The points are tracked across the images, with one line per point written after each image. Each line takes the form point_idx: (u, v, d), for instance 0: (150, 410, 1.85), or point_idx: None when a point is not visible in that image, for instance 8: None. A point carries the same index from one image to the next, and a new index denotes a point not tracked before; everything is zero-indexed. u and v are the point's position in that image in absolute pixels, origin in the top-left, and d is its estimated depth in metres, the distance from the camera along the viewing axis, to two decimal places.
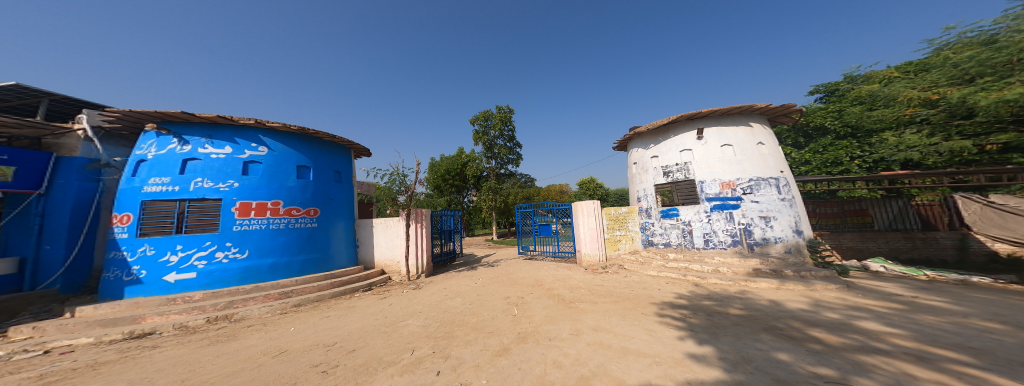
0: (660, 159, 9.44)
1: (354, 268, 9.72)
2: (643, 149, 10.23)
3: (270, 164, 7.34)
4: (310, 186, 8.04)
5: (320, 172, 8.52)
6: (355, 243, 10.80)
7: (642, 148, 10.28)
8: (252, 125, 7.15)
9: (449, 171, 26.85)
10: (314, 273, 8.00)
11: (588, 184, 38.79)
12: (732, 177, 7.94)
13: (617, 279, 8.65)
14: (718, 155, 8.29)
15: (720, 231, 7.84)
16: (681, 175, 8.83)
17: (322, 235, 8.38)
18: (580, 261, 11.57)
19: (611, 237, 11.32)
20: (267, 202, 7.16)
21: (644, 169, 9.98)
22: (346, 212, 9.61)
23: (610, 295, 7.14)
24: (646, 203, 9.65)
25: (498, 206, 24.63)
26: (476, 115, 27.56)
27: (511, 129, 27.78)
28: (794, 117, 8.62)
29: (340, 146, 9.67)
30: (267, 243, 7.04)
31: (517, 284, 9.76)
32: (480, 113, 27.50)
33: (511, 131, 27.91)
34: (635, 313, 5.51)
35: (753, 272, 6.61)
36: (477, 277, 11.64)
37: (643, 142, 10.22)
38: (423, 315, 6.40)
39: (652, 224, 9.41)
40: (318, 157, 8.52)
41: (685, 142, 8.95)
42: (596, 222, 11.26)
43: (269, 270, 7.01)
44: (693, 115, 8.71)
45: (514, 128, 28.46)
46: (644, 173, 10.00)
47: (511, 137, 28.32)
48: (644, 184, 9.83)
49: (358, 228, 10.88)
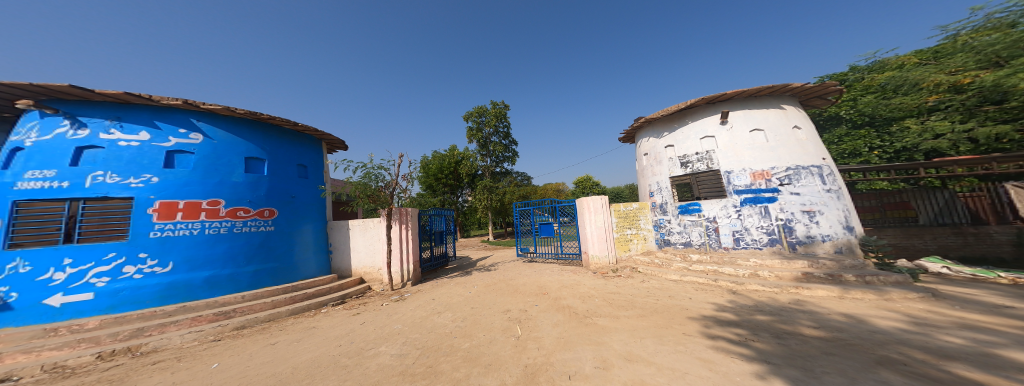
0: (677, 148, 8.41)
1: (326, 277, 8.38)
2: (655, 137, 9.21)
3: (206, 155, 6.21)
4: (263, 182, 6.91)
5: (280, 166, 7.39)
6: (330, 248, 9.38)
7: (654, 137, 9.25)
8: (179, 105, 5.97)
9: (442, 170, 25.45)
10: (270, 286, 6.72)
11: (585, 182, 38.05)
12: (766, 166, 6.87)
13: (634, 286, 7.52)
14: (747, 142, 7.25)
15: (755, 228, 6.78)
16: (703, 165, 7.78)
17: (282, 241, 7.12)
18: (588, 264, 10.39)
19: (621, 236, 10.21)
20: (201, 202, 5.99)
21: (657, 160, 8.95)
22: (316, 213, 8.36)
23: (632, 308, 5.94)
24: (659, 198, 8.72)
25: (495, 205, 23.31)
26: (470, 111, 26.29)
27: (506, 125, 26.64)
28: (830, 98, 7.59)
29: (308, 136, 8.48)
30: (200, 253, 5.83)
31: (519, 293, 8.53)
32: (473, 108, 26.25)
33: (506, 128, 26.73)
34: (673, 335, 4.29)
35: (803, 277, 5.51)
36: (471, 285, 10.37)
37: (655, 130, 9.21)
38: (401, 339, 5.08)
39: (667, 222, 8.43)
40: (276, 147, 7.36)
41: (707, 128, 7.89)
42: (604, 220, 10.16)
43: (203, 286, 5.78)
44: (716, 97, 7.68)
45: (510, 125, 27.32)
46: (656, 165, 8.97)
47: (506, 134, 27.15)
48: (657, 176, 8.80)
49: (332, 231, 9.43)
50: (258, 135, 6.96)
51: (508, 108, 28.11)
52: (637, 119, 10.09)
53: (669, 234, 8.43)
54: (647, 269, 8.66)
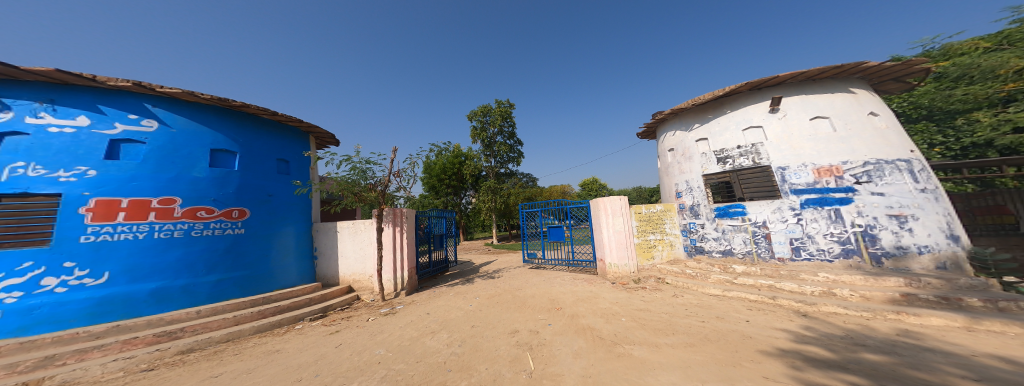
0: (714, 141, 7.27)
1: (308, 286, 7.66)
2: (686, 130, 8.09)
3: (160, 146, 5.56)
4: (233, 178, 6.28)
5: (254, 160, 6.79)
6: (314, 254, 8.48)
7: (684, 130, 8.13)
8: (128, 88, 5.31)
9: (445, 171, 24.79)
10: (237, 298, 5.97)
11: (591, 185, 36.94)
12: (835, 160, 5.69)
13: (666, 303, 6.32)
14: (807, 132, 6.08)
15: (823, 236, 5.60)
16: (749, 160, 6.63)
17: (253, 246, 6.42)
18: (606, 273, 9.20)
19: (643, 242, 9.01)
20: (151, 200, 5.33)
21: (686, 157, 7.91)
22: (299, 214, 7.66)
23: (673, 333, 4.73)
24: (688, 200, 7.75)
25: (499, 207, 22.28)
26: (474, 111, 25.46)
27: (511, 125, 25.71)
28: (909, 81, 6.36)
29: (292, 126, 7.84)
30: (146, 261, 5.16)
31: (527, 308, 7.41)
32: (477, 107, 25.41)
33: (511, 127, 25.78)
34: (749, 379, 3.09)
35: (900, 299, 4.24)
36: (474, 295, 9.30)
37: (685, 122, 8.09)
38: (381, 372, 4.00)
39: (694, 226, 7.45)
40: (251, 137, 6.77)
41: (752, 117, 6.75)
42: (623, 223, 9.00)
43: (147, 301, 5.07)
44: (765, 82, 6.53)
45: (514, 124, 26.38)
46: (685, 162, 7.93)
47: (511, 134, 26.20)
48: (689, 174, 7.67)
49: (317, 234, 8.48)
50: (228, 125, 6.35)
51: (513, 107, 27.24)
52: (659, 112, 8.94)
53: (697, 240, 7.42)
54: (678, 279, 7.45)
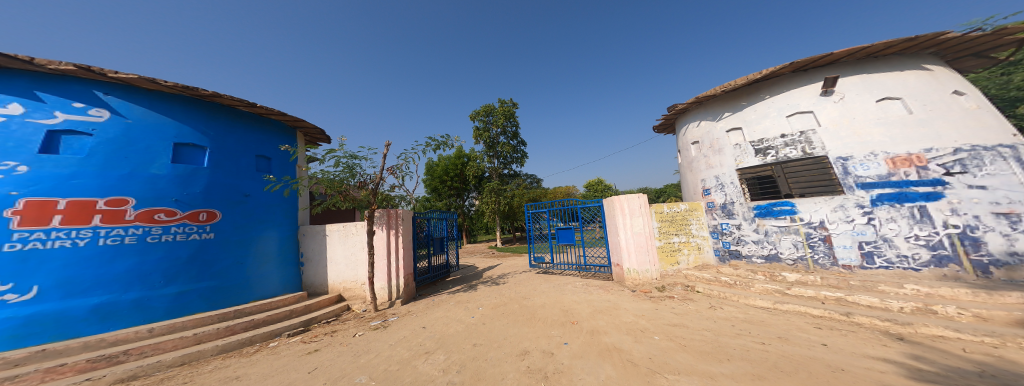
0: (752, 130, 6.41)
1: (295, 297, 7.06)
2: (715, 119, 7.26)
3: (110, 139, 5.10)
4: (199, 175, 5.76)
5: (228, 155, 6.26)
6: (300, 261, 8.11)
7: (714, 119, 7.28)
8: (75, 73, 4.91)
9: (447, 173, 24.20)
10: (202, 312, 5.36)
11: (597, 186, 36.04)
12: (916, 148, 4.86)
13: (703, 317, 5.39)
14: (874, 116, 5.22)
15: (903, 239, 4.82)
16: (798, 150, 5.80)
17: (223, 252, 5.84)
18: (625, 280, 8.25)
19: (666, 244, 8.07)
20: (97, 201, 4.79)
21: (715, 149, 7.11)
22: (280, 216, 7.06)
23: (727, 359, 3.79)
24: (717, 198, 7.01)
25: (503, 209, 21.43)
26: (477, 110, 24.71)
27: (515, 125, 24.94)
28: (994, 55, 5.45)
29: (274, 121, 7.34)
30: (87, 272, 4.58)
31: (538, 322, 6.51)
32: (480, 107, 24.68)
33: (514, 127, 24.98)
34: None
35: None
36: (477, 304, 8.44)
37: (714, 110, 7.24)
38: None
39: (728, 228, 6.70)
40: (222, 131, 6.27)
41: (799, 102, 5.88)
42: (642, 224, 8.10)
43: (88, 319, 4.49)
44: (813, 61, 5.66)
45: (518, 124, 25.60)
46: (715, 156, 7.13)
47: (514, 134, 25.38)
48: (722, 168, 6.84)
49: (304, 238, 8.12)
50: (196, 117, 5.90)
51: (516, 107, 26.48)
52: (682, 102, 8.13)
53: (732, 244, 6.66)
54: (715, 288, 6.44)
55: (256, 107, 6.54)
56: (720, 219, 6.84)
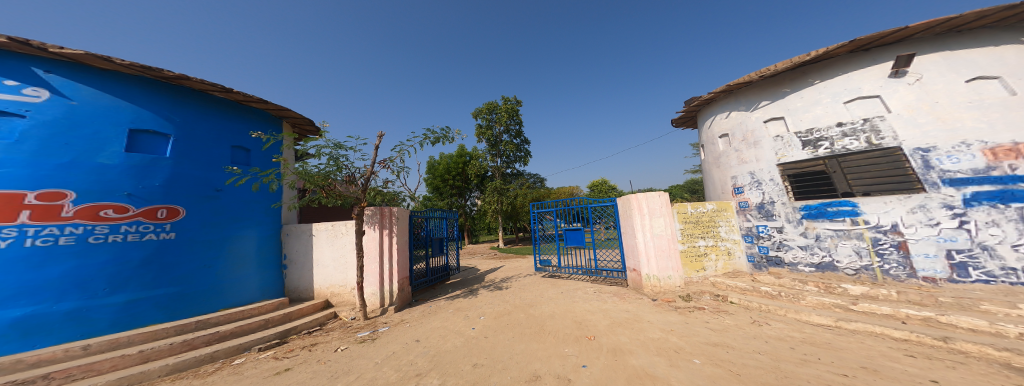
0: (804, 119, 6.02)
1: (269, 302, 6.63)
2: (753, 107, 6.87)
3: (49, 122, 4.53)
4: (158, 166, 5.27)
5: (193, 145, 5.74)
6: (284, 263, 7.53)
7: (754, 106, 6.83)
8: (13, 47, 4.34)
9: (449, 171, 23.64)
10: (153, 323, 4.99)
11: (601, 186, 35.22)
12: (1016, 137, 4.39)
13: (746, 334, 4.55)
14: (959, 100, 4.75)
15: (1008, 247, 4.32)
16: (861, 140, 5.39)
17: (183, 255, 5.42)
18: (643, 287, 7.42)
19: (690, 247, 7.24)
20: (30, 195, 4.31)
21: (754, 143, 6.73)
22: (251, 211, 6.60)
23: None
24: (754, 197, 6.56)
25: (506, 209, 20.66)
26: (480, 108, 23.98)
27: (519, 123, 24.16)
28: None
29: (251, 107, 6.86)
30: (15, 278, 4.17)
31: (547, 338, 5.71)
32: (483, 105, 23.93)
33: (518, 125, 24.17)
34: None
35: None
36: (478, 313, 7.64)
37: (756, 97, 6.77)
38: None
39: (770, 231, 6.22)
40: (193, 118, 5.78)
41: (861, 85, 5.45)
42: (663, 225, 7.31)
43: (12, 332, 4.10)
44: (876, 41, 5.19)
45: (522, 122, 24.84)
46: (754, 149, 6.73)
47: (518, 132, 24.58)
48: (766, 160, 6.41)
49: (288, 239, 7.54)
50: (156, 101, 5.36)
51: (520, 105, 25.73)
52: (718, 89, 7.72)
53: (772, 250, 6.18)
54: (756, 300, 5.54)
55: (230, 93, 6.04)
56: (760, 221, 6.38)
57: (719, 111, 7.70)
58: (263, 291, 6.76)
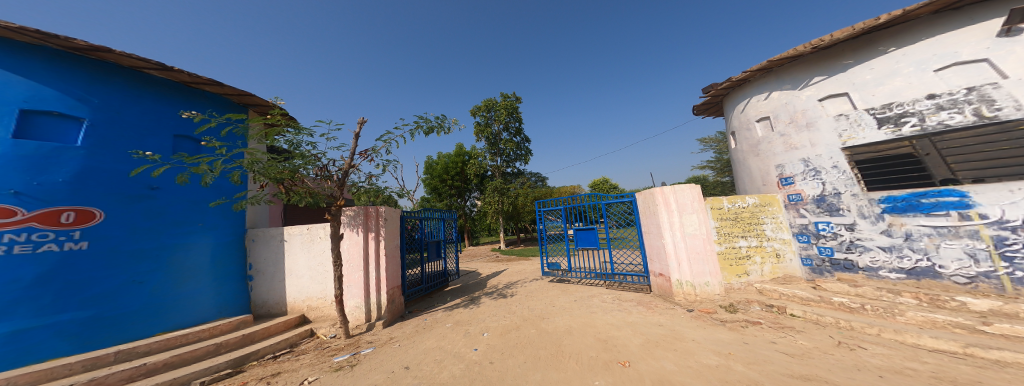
0: (877, 94, 5.06)
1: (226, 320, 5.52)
2: (802, 84, 5.96)
3: None
4: (61, 157, 4.40)
5: (113, 134, 4.91)
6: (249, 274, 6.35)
7: (805, 83, 5.89)
8: None
9: (447, 171, 22.68)
10: (56, 356, 3.98)
11: (602, 185, 34.14)
12: None
13: (841, 362, 3.47)
14: None
15: None
16: (967, 114, 4.49)
17: (97, 269, 4.44)
18: (673, 294, 6.44)
19: (729, 247, 6.21)
20: None
21: (806, 124, 5.77)
22: (197, 213, 5.63)
23: None
24: (809, 189, 5.63)
25: (507, 209, 19.57)
26: (478, 105, 22.92)
27: (518, 120, 23.09)
28: None
29: (204, 91, 6.17)
30: None
31: (571, 364, 4.61)
32: (481, 102, 22.87)
33: (518, 123, 23.07)
34: None
35: None
36: (481, 329, 6.54)
37: (809, 72, 5.85)
38: None
39: (837, 229, 5.33)
40: (120, 99, 5.10)
41: (958, 50, 4.55)
42: (694, 222, 6.34)
43: None
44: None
45: (521, 120, 23.80)
46: (804, 132, 5.77)
47: (517, 130, 23.47)
48: (826, 144, 5.46)
49: (254, 246, 6.35)
50: (64, 79, 4.64)
51: (519, 101, 24.69)
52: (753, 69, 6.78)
53: (840, 251, 5.31)
54: (834, 314, 4.46)
55: (172, 71, 5.37)
56: (823, 217, 5.48)
57: (757, 91, 6.74)
58: (219, 308, 5.69)
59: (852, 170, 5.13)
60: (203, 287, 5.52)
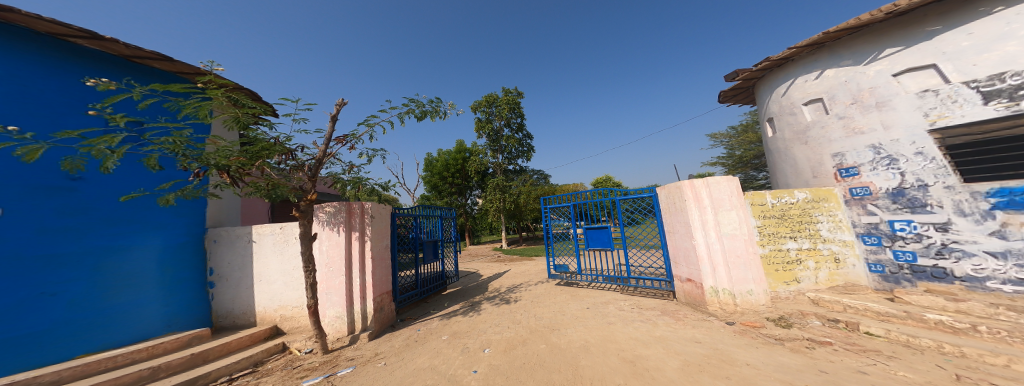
0: (980, 63, 4.08)
1: (170, 335, 4.75)
2: (868, 58, 4.97)
3: None
4: None
5: (23, 111, 4.01)
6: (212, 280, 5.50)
7: (873, 57, 4.92)
8: None
9: (448, 168, 21.82)
10: None
11: (606, 182, 33.22)
12: None
13: None
14: None
15: None
16: None
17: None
18: (706, 303, 5.51)
19: (776, 249, 5.26)
20: None
21: (876, 102, 4.80)
22: (137, 209, 4.76)
23: None
24: (881, 180, 4.71)
25: (509, 207, 18.67)
26: (479, 101, 21.94)
27: (521, 115, 22.11)
28: None
29: (155, 69, 5.34)
30: None
31: None
32: (482, 96, 21.89)
33: (520, 118, 22.10)
34: None
35: None
36: (482, 344, 5.64)
37: (878, 44, 4.87)
38: None
39: (922, 229, 4.42)
40: (35, 69, 4.19)
41: None
42: (733, 221, 5.38)
43: None
44: None
45: (523, 115, 22.83)
46: (873, 112, 4.80)
47: (520, 125, 22.49)
48: (906, 126, 4.51)
49: (217, 249, 5.49)
50: None
51: (521, 96, 23.72)
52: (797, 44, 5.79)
53: (927, 256, 4.39)
54: (931, 337, 3.51)
55: (105, 41, 4.47)
56: (902, 214, 4.55)
57: (806, 71, 5.75)
58: (167, 321, 4.86)
59: (945, 157, 4.23)
60: (144, 297, 4.68)
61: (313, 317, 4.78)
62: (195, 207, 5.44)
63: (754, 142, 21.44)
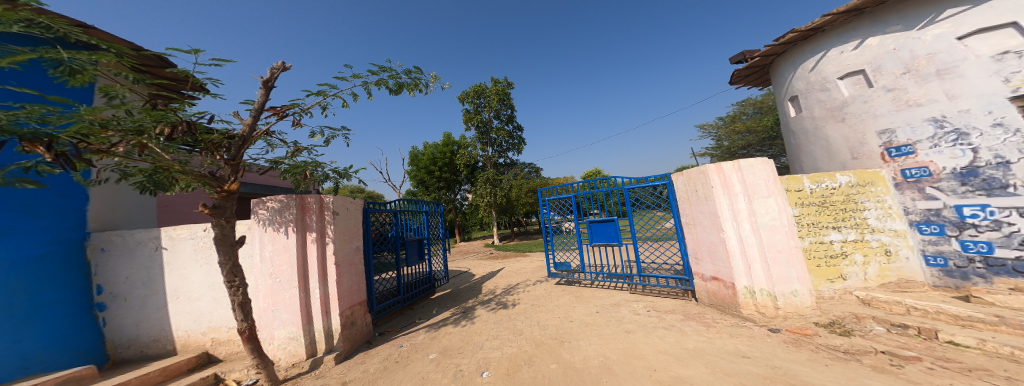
0: None
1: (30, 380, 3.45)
2: (924, 22, 4.64)
3: None
4: None
5: None
6: (113, 300, 4.27)
7: (930, 20, 4.60)
8: None
9: (434, 162, 20.46)
10: None
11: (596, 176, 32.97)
12: None
13: None
14: None
15: None
16: None
17: None
18: (738, 307, 4.77)
19: (817, 242, 4.57)
20: None
21: (940, 70, 4.48)
22: None
23: None
24: (945, 158, 4.44)
25: (500, 202, 17.61)
26: (466, 91, 20.67)
27: (511, 106, 20.96)
28: None
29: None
30: None
31: None
32: (469, 87, 20.62)
33: (510, 110, 20.97)
34: None
35: None
36: (480, 366, 4.54)
37: (936, 6, 4.57)
38: None
39: (1001, 214, 4.08)
40: None
41: None
42: (765, 213, 4.60)
43: None
44: None
45: (513, 107, 21.69)
46: (935, 82, 4.51)
47: (510, 117, 21.35)
48: (976, 95, 4.25)
49: (121, 260, 4.31)
50: None
51: (511, 86, 22.67)
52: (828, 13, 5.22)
53: (1006, 247, 4.05)
54: None
55: None
56: (973, 198, 4.25)
57: (843, 41, 5.36)
58: (25, 360, 3.57)
59: None
60: None
61: (248, 347, 3.48)
62: (64, 205, 4.16)
63: (741, 133, 21.83)
